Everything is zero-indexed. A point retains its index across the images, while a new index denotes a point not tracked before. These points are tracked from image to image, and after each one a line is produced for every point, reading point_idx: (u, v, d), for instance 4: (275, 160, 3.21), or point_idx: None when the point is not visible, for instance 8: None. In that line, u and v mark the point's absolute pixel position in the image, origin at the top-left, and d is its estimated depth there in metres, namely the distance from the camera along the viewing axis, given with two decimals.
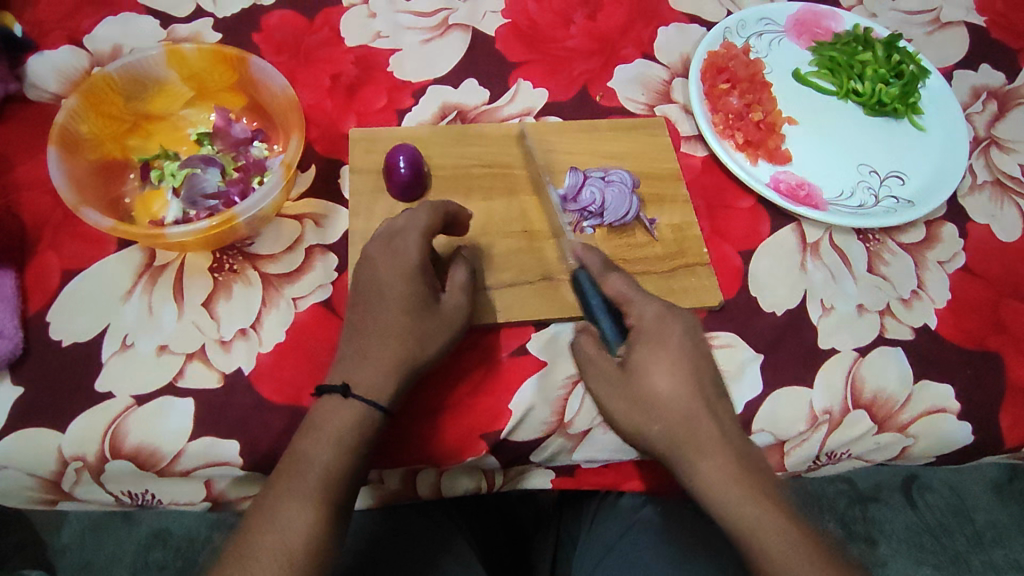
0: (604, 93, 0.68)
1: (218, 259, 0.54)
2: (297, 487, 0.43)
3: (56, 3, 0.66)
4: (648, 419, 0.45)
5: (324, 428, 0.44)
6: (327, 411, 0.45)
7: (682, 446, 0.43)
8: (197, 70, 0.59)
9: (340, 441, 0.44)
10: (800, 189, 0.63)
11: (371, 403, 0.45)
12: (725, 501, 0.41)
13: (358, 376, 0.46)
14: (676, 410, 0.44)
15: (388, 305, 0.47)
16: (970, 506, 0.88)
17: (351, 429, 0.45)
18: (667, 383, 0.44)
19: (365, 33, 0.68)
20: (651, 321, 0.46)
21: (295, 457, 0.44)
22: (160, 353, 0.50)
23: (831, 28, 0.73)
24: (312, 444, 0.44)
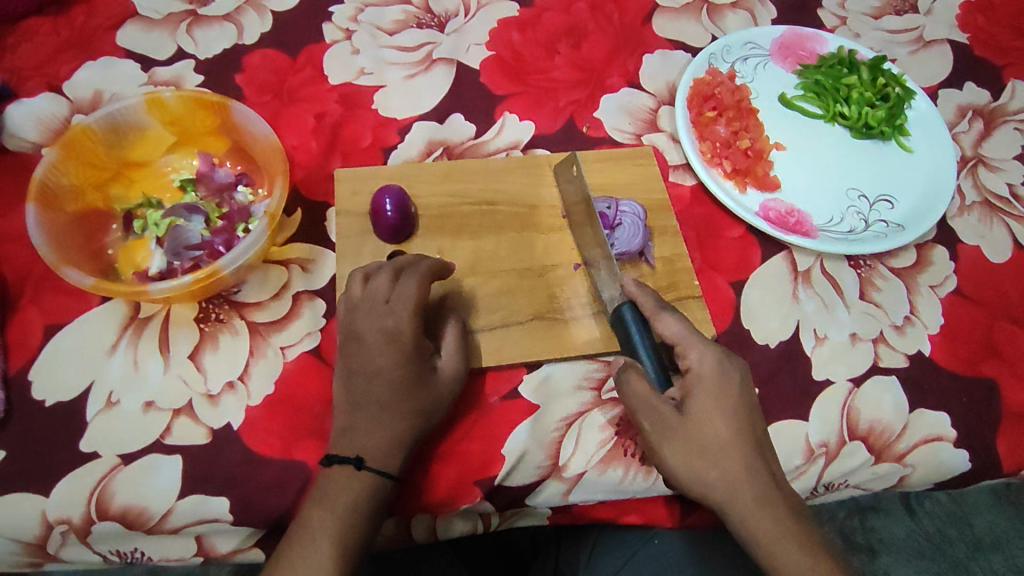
0: (590, 123, 0.67)
1: (204, 309, 0.53)
2: (311, 562, 0.42)
3: (35, 49, 0.65)
4: (708, 466, 0.44)
5: (339, 499, 0.44)
6: (338, 482, 0.45)
7: (737, 495, 0.44)
8: (178, 117, 0.59)
9: (354, 510, 0.44)
10: (790, 216, 0.63)
11: (382, 474, 0.45)
12: (775, 550, 0.43)
13: (368, 447, 0.45)
14: (732, 460, 0.44)
15: (392, 370, 0.46)
16: (969, 513, 0.85)
17: (365, 499, 0.44)
18: (723, 431, 0.45)
19: (349, 70, 0.67)
20: (709, 373, 0.47)
21: (309, 529, 0.43)
22: (146, 410, 0.49)
23: (815, 50, 0.73)
24: (326, 514, 0.43)
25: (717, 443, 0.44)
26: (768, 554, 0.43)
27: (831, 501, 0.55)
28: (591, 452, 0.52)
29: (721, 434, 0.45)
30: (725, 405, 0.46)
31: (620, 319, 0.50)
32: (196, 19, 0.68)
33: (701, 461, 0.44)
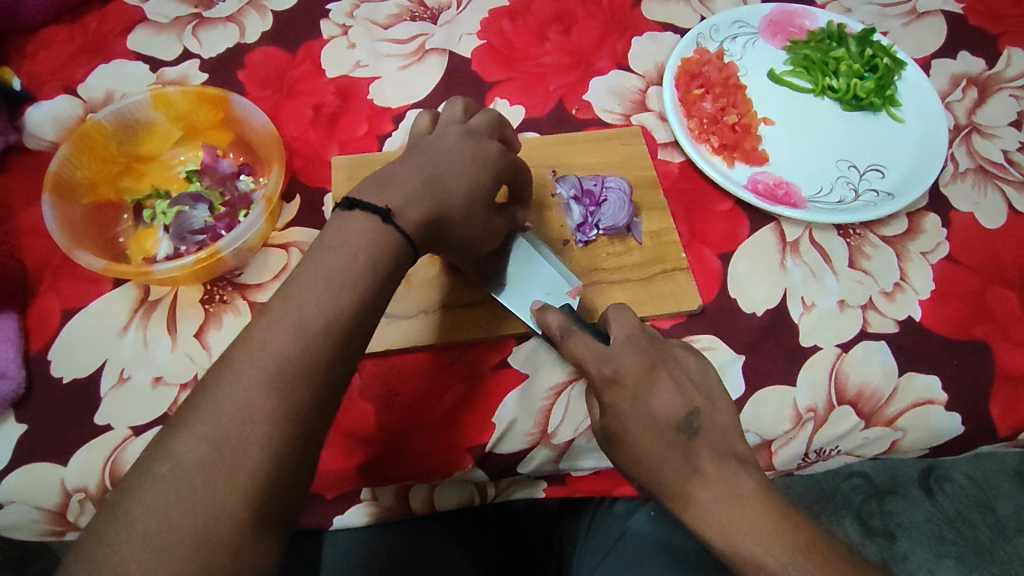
0: (580, 106, 0.69)
1: (209, 291, 0.56)
2: (303, 316, 0.37)
3: (52, 55, 0.69)
4: (647, 468, 0.42)
5: (360, 247, 0.40)
6: (358, 225, 0.41)
7: (651, 466, 0.41)
8: (182, 112, 0.62)
9: (359, 255, 0.40)
10: (778, 188, 0.63)
11: (404, 234, 0.42)
12: (691, 491, 0.40)
13: (397, 203, 0.43)
14: (653, 442, 0.41)
15: (455, 171, 0.46)
16: (991, 494, 0.77)
17: (380, 257, 0.41)
18: (651, 433, 0.41)
19: (345, 64, 0.70)
20: (632, 359, 0.44)
21: (289, 293, 0.38)
22: (155, 385, 0.52)
23: (804, 26, 0.74)
24: (315, 263, 0.39)
25: (643, 442, 0.42)
26: (675, 496, 0.41)
27: (823, 468, 0.56)
28: (580, 421, 0.52)
29: (636, 425, 0.42)
30: (641, 390, 0.43)
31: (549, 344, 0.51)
32: (200, 21, 0.72)
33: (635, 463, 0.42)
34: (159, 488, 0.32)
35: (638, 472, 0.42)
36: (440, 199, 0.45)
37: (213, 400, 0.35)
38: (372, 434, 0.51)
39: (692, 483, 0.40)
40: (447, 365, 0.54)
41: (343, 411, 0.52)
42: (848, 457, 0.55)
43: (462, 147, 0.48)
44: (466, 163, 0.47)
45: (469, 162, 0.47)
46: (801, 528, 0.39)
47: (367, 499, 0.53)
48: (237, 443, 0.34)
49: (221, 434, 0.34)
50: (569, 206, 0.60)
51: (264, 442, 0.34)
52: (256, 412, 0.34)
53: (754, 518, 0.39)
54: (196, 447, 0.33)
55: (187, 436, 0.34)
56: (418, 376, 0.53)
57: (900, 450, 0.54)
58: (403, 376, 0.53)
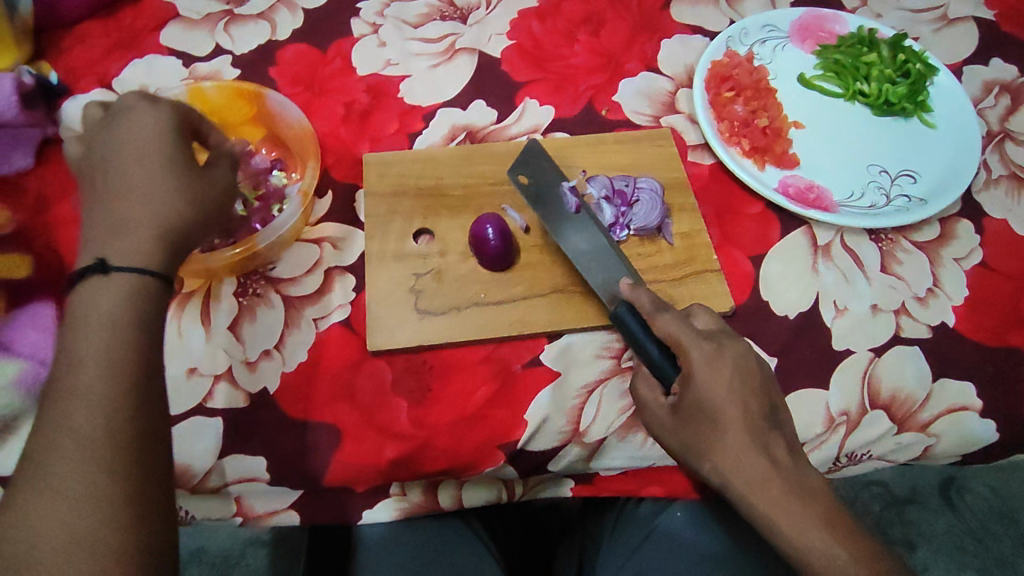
0: (609, 107, 0.69)
1: (243, 284, 0.56)
2: (82, 385, 0.36)
3: (87, 50, 0.70)
4: (721, 450, 0.44)
5: (97, 305, 0.38)
6: (87, 295, 0.39)
7: (723, 440, 0.44)
8: (217, 106, 0.62)
9: (111, 314, 0.38)
10: (809, 192, 0.63)
11: (138, 272, 0.40)
12: (747, 470, 0.44)
13: (116, 250, 0.41)
14: (734, 420, 0.44)
15: (146, 180, 0.43)
16: (1013, 505, 0.75)
17: (121, 307, 0.39)
18: (733, 417, 0.44)
19: (376, 61, 0.71)
20: (728, 348, 0.46)
21: (73, 356, 0.37)
22: (189, 376, 0.52)
23: (834, 30, 0.74)
24: (84, 325, 0.38)
25: (725, 422, 0.44)
26: (733, 474, 0.44)
27: (856, 473, 0.55)
28: (611, 420, 0.52)
29: (722, 400, 0.45)
30: (737, 370, 0.45)
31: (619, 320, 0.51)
32: (233, 18, 0.73)
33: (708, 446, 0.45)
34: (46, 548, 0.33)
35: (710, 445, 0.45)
36: (174, 218, 0.43)
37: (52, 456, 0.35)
38: (404, 430, 0.51)
39: (751, 463, 0.44)
40: (478, 362, 0.54)
41: (376, 406, 0.52)
42: (881, 462, 0.54)
43: (145, 123, 0.46)
44: (159, 161, 0.45)
45: (154, 158, 0.44)
46: (839, 516, 0.43)
47: (396, 494, 0.52)
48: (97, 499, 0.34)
49: (74, 493, 0.34)
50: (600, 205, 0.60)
51: (110, 500, 0.34)
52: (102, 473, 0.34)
53: (808, 503, 0.43)
54: (39, 506, 0.33)
55: (33, 493, 0.34)
56: (449, 373, 0.53)
57: (933, 456, 0.54)
58: (435, 372, 0.53)
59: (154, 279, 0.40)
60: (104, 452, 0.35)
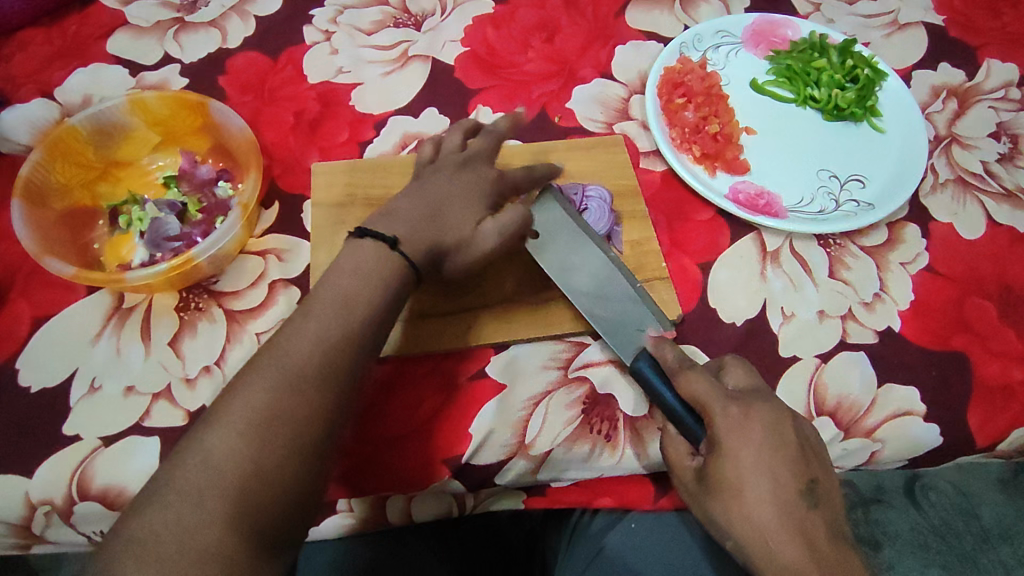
0: (563, 114, 0.69)
1: (184, 298, 0.55)
2: (313, 327, 0.41)
3: (29, 58, 0.68)
4: (749, 525, 0.41)
5: (354, 263, 0.45)
6: (365, 254, 0.46)
7: (755, 517, 0.41)
8: (161, 117, 0.61)
9: (360, 270, 0.45)
10: (759, 198, 0.63)
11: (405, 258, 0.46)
12: (782, 553, 0.40)
13: (405, 236, 0.47)
14: (765, 495, 0.41)
15: (412, 214, 0.49)
16: (975, 502, 0.75)
17: (381, 272, 0.45)
18: (765, 493, 0.41)
19: (327, 69, 0.70)
20: (759, 410, 0.44)
21: (311, 314, 0.42)
22: (126, 394, 0.51)
23: (787, 36, 0.74)
24: (345, 283, 0.44)
25: (754, 496, 0.41)
26: (771, 556, 0.40)
27: None
28: (558, 431, 0.52)
29: (752, 472, 0.42)
30: (765, 433, 0.43)
31: (638, 374, 0.50)
32: (181, 26, 0.72)
33: (739, 519, 0.42)
34: (203, 460, 0.37)
35: (743, 522, 0.41)
36: (439, 230, 0.49)
37: (238, 398, 0.39)
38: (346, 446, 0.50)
39: (786, 544, 0.40)
40: (424, 375, 0.54)
41: None
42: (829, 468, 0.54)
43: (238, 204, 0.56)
44: (452, 194, 0.51)
45: (472, 190, 0.52)
46: None
47: (343, 510, 0.52)
48: (257, 430, 0.38)
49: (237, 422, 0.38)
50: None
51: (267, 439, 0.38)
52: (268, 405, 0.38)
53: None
54: (211, 438, 0.37)
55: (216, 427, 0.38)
56: (394, 386, 0.53)
57: (880, 462, 0.54)
58: (379, 388, 0.53)
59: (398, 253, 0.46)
60: (282, 387, 0.39)
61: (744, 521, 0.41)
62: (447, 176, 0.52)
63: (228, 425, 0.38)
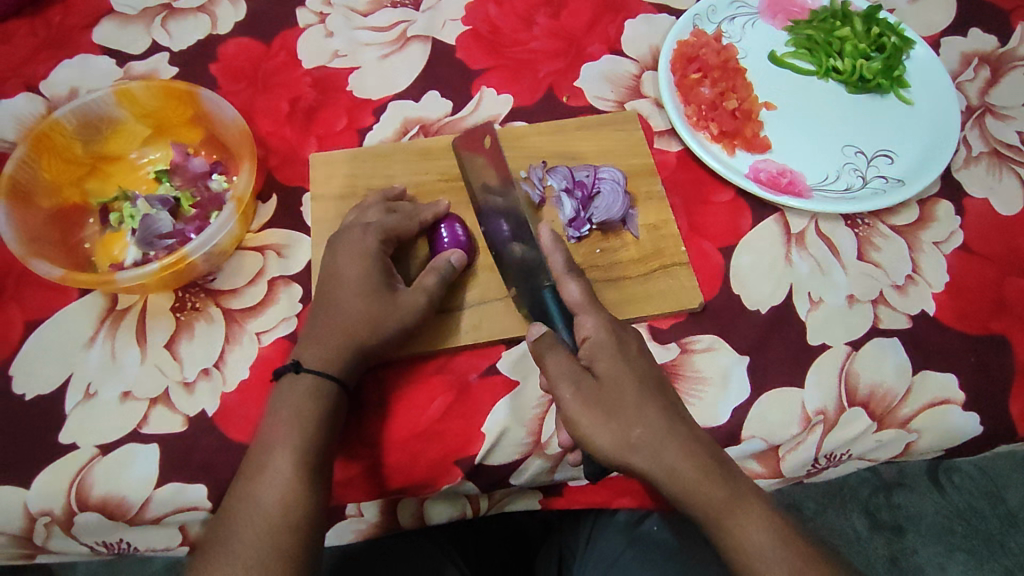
0: (571, 93, 0.65)
1: (180, 298, 0.53)
2: (285, 436, 0.44)
3: (14, 51, 0.66)
4: (623, 427, 0.42)
5: (293, 399, 0.45)
6: (285, 389, 0.46)
7: (658, 450, 0.41)
8: (150, 109, 0.58)
9: (304, 411, 0.45)
10: (782, 177, 0.60)
11: (321, 373, 0.46)
12: (697, 488, 0.40)
13: (308, 354, 0.47)
14: (643, 413, 0.42)
15: (354, 309, 0.48)
16: (1002, 484, 0.69)
17: (312, 397, 0.45)
18: (635, 395, 0.43)
19: (323, 54, 0.67)
20: (601, 333, 0.45)
21: (274, 433, 0.44)
22: (123, 400, 0.49)
23: (807, 4, 0.70)
24: (292, 409, 0.45)
25: (628, 399, 0.42)
26: (684, 497, 0.41)
27: (836, 474, 0.53)
28: None
29: (642, 412, 0.42)
30: (624, 363, 0.44)
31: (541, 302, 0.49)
32: (170, 12, 0.68)
33: (613, 425, 0.42)
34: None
35: (647, 465, 0.41)
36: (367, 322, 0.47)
37: (246, 514, 0.41)
38: (351, 448, 0.48)
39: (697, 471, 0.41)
40: (432, 373, 0.51)
41: None
42: (860, 461, 0.51)
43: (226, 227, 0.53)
44: (367, 263, 0.49)
45: (360, 267, 0.49)
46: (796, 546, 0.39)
47: (353, 516, 0.50)
48: (270, 534, 0.41)
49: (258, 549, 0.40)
50: (494, 217, 0.54)
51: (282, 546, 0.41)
52: (280, 521, 0.41)
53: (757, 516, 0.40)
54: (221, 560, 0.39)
55: (219, 556, 0.40)
56: (403, 385, 0.50)
57: (914, 452, 0.51)
58: (384, 389, 0.50)
59: (331, 377, 0.46)
60: (274, 502, 0.42)
61: (644, 464, 0.41)
62: (352, 243, 0.50)
63: (237, 545, 0.40)
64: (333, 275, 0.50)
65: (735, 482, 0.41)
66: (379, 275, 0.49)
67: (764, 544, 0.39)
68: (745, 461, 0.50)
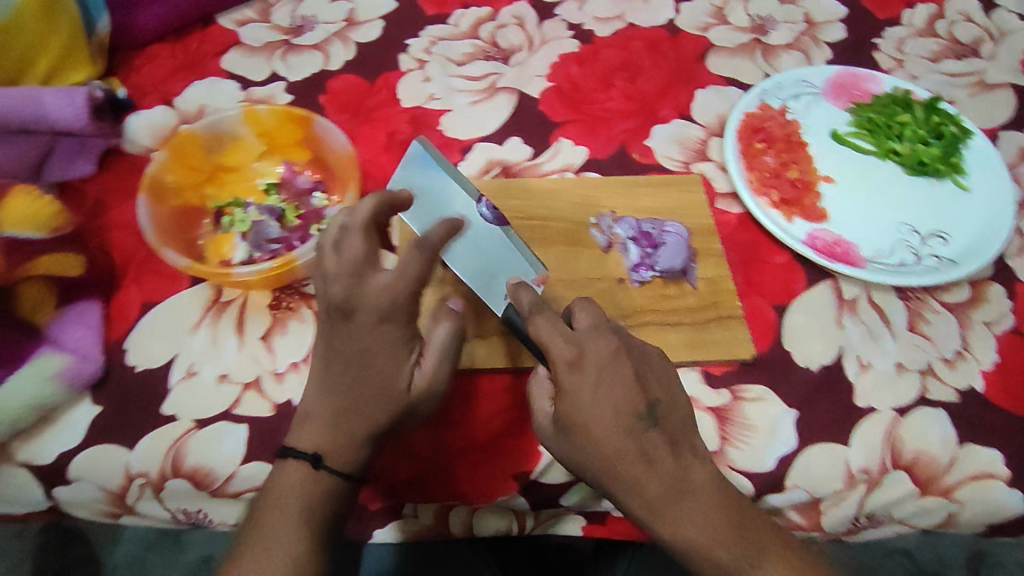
0: (642, 151, 0.71)
1: (277, 297, 0.58)
2: (287, 540, 0.44)
3: (155, 70, 0.75)
4: (580, 453, 0.45)
5: (300, 501, 0.45)
6: (292, 483, 0.46)
7: (610, 477, 0.43)
8: (269, 128, 0.66)
9: (309, 519, 0.45)
10: (836, 246, 0.63)
11: (337, 475, 0.46)
12: (673, 523, 0.43)
13: (321, 442, 0.46)
14: (603, 445, 0.43)
15: (371, 396, 0.46)
16: None
17: (319, 502, 0.46)
18: (593, 424, 0.43)
19: (420, 96, 0.74)
20: (564, 353, 0.44)
21: (272, 532, 0.44)
22: (219, 382, 0.54)
23: (869, 89, 0.75)
24: (293, 510, 0.45)
25: (583, 427, 0.43)
26: (656, 524, 0.43)
27: (877, 536, 0.54)
28: None
29: (614, 452, 0.43)
30: (614, 412, 0.43)
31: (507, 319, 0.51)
32: (288, 47, 0.78)
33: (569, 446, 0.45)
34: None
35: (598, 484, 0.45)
36: (375, 401, 0.46)
37: None
38: (420, 452, 0.52)
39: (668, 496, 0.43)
40: (500, 388, 0.54)
41: None
42: (901, 525, 0.53)
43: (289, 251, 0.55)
44: (391, 296, 0.47)
45: (377, 327, 0.47)
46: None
47: (408, 516, 0.53)
48: None
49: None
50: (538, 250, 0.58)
51: None
52: None
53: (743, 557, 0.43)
54: None
55: None
56: (472, 397, 0.54)
57: (956, 524, 0.52)
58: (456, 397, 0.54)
59: (343, 482, 0.46)
60: None
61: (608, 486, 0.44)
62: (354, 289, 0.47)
63: None
64: (347, 334, 0.47)
65: (723, 516, 0.43)
66: (395, 342, 0.47)
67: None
68: (787, 510, 0.52)
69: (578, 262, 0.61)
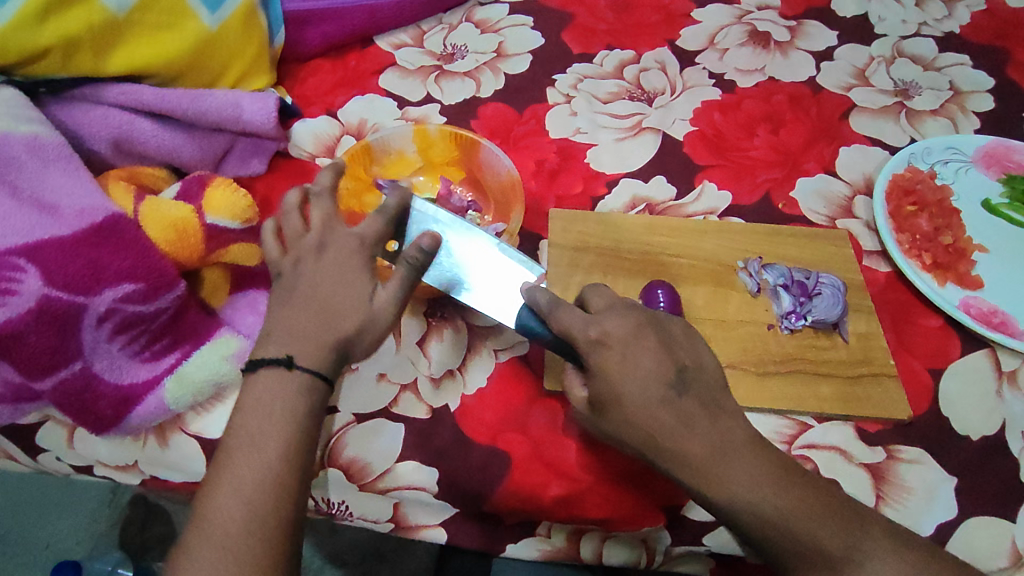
0: (786, 202, 0.71)
1: (433, 307, 0.60)
2: (270, 435, 0.44)
3: (318, 83, 0.81)
4: (628, 429, 0.46)
5: (277, 399, 0.45)
6: (267, 385, 0.46)
7: (665, 448, 0.45)
8: (433, 147, 0.70)
9: (292, 413, 0.45)
10: (993, 316, 0.62)
11: (314, 376, 0.46)
12: (730, 484, 0.44)
13: (300, 350, 0.47)
14: (650, 414, 0.46)
15: (339, 307, 0.49)
16: None
17: (300, 399, 0.46)
18: (634, 395, 0.46)
19: (567, 128, 0.77)
20: (572, 328, 0.48)
21: (252, 429, 0.44)
22: (379, 380, 0.56)
23: (1021, 162, 0.74)
24: (269, 408, 0.45)
25: (627, 400, 0.46)
26: (717, 490, 0.44)
27: None
28: None
29: (655, 414, 0.46)
30: (646, 377, 0.46)
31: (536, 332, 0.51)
32: (442, 72, 0.82)
33: (619, 423, 0.47)
34: (210, 539, 0.42)
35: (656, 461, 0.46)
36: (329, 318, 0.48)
37: (227, 505, 0.42)
38: (571, 472, 0.52)
39: (736, 471, 0.45)
40: None
41: (550, 444, 0.53)
42: None
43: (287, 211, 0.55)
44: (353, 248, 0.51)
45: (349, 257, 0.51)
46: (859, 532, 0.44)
47: (541, 535, 0.54)
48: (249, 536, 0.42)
49: (245, 482, 0.43)
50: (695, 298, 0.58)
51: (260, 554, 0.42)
52: (267, 519, 0.42)
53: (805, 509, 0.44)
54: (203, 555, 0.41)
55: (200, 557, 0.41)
56: None
57: None
58: None
59: (323, 381, 0.47)
60: (245, 511, 0.42)
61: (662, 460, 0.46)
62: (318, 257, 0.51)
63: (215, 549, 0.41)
64: (320, 266, 0.50)
65: (776, 475, 0.45)
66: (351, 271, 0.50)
67: (815, 531, 0.43)
68: None
69: (725, 304, 0.61)
